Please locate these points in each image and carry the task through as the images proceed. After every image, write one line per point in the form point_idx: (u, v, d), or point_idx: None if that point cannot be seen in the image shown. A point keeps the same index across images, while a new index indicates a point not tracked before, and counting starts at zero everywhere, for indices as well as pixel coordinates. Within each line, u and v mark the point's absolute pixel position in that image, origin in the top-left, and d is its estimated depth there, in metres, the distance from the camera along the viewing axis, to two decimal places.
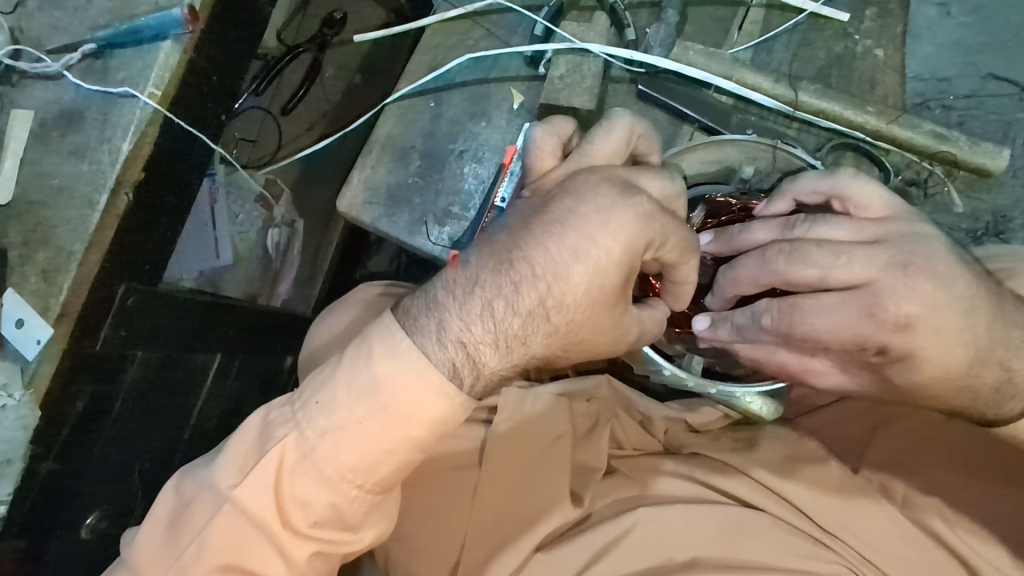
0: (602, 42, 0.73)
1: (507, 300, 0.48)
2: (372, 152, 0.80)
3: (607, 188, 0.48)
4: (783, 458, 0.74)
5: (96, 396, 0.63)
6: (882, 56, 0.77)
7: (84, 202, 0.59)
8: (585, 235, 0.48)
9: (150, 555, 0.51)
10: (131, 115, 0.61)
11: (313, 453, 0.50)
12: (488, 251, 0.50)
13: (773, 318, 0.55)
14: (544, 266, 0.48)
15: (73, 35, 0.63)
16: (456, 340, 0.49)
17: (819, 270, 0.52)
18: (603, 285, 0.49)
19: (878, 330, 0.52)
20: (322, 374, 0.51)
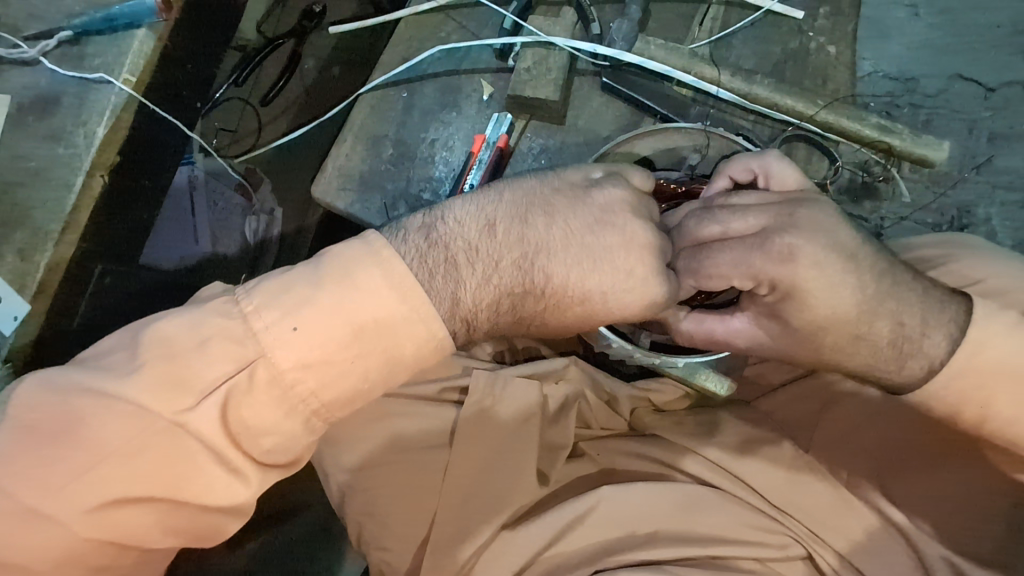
0: (567, 37, 0.76)
1: (512, 298, 0.54)
2: (347, 140, 0.82)
3: (650, 256, 0.53)
4: (737, 439, 0.77)
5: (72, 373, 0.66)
6: (834, 53, 0.81)
7: (61, 184, 0.61)
8: (599, 288, 0.53)
9: (43, 470, 0.45)
10: (107, 99, 0.63)
11: (284, 378, 0.49)
12: (522, 247, 0.53)
13: (683, 265, 0.55)
14: (555, 294, 0.54)
15: (49, 22, 0.64)
16: (463, 316, 0.52)
17: (721, 225, 0.53)
18: (581, 325, 0.56)
19: (766, 268, 0.51)
20: (297, 298, 0.49)
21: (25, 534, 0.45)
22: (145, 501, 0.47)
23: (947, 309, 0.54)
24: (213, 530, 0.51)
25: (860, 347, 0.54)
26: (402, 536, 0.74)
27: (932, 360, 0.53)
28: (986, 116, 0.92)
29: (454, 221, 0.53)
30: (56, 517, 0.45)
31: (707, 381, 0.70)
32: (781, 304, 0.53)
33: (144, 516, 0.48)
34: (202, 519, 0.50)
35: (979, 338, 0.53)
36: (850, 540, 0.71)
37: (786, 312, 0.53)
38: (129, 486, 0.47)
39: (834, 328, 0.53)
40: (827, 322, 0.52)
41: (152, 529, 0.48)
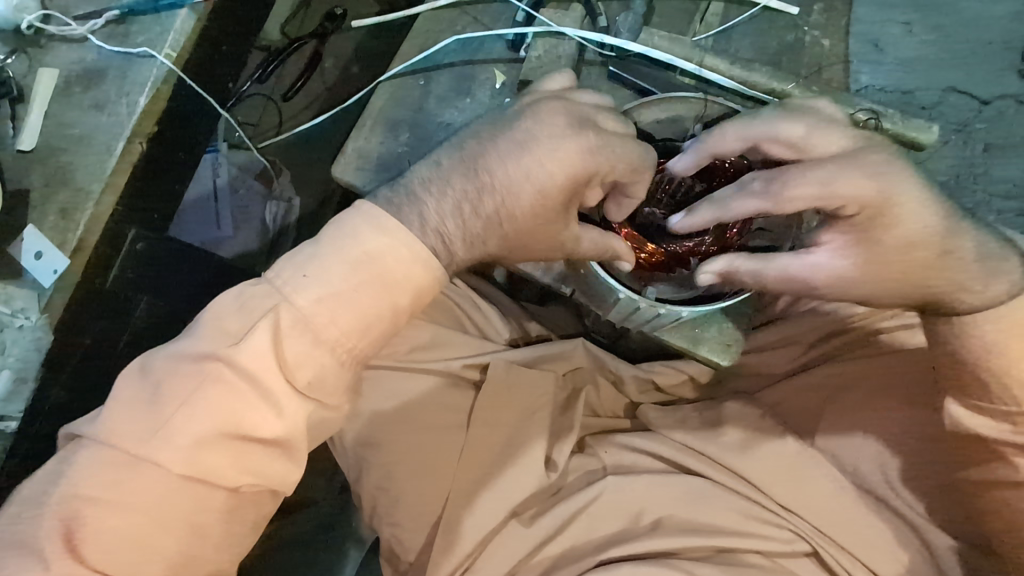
0: (576, 27, 0.82)
1: (471, 202, 0.56)
2: (366, 125, 0.87)
3: (562, 117, 0.56)
4: (741, 437, 0.78)
5: (102, 331, 0.70)
6: (828, 46, 0.85)
7: (103, 148, 0.66)
8: (535, 157, 0.55)
9: (124, 428, 0.50)
10: (149, 71, 0.67)
11: (312, 318, 0.52)
12: (461, 156, 0.57)
13: (762, 183, 0.59)
14: (502, 181, 0.56)
15: (97, 4, 0.70)
16: (435, 231, 0.55)
17: (805, 129, 0.60)
18: (548, 200, 0.57)
19: (873, 184, 0.58)
20: (322, 246, 0.53)
21: (108, 487, 0.49)
22: (214, 444, 0.51)
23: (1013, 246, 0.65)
24: (281, 480, 0.54)
25: (950, 262, 0.62)
26: (413, 515, 0.76)
27: (1014, 283, 0.63)
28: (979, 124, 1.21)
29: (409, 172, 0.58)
30: (131, 472, 0.50)
31: (709, 351, 0.72)
32: (870, 225, 0.60)
33: (219, 457, 0.51)
34: (271, 462, 0.53)
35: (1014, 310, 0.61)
36: (843, 522, 0.73)
37: (871, 232, 0.60)
38: (195, 429, 0.51)
39: (906, 250, 0.61)
40: (903, 244, 0.61)
41: (228, 470, 0.52)
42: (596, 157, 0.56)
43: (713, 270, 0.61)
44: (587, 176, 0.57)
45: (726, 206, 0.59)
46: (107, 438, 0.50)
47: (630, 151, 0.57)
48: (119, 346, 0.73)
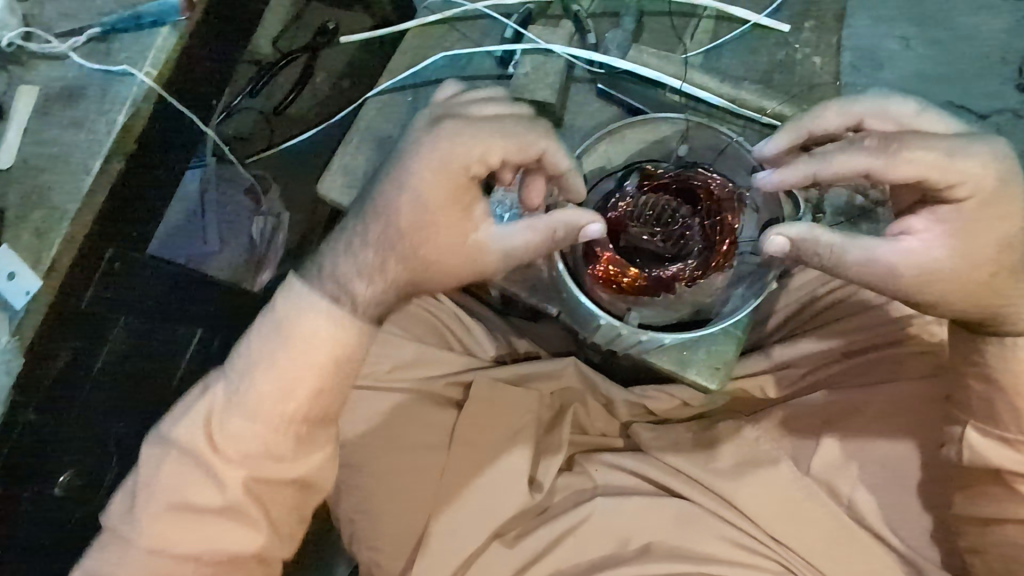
0: (565, 44, 0.81)
1: (362, 238, 0.60)
2: (352, 141, 0.85)
3: (419, 125, 0.59)
4: (735, 462, 0.78)
5: (77, 352, 0.70)
6: (819, 63, 0.85)
7: (79, 167, 0.64)
8: (402, 168, 0.58)
9: (116, 513, 0.60)
10: (129, 90, 0.67)
11: (238, 394, 0.60)
12: (356, 204, 0.63)
13: (874, 142, 0.57)
14: (381, 206, 0.59)
15: (80, 22, 0.69)
16: (331, 277, 0.60)
17: (915, 108, 0.60)
18: (427, 203, 0.58)
19: (985, 166, 0.57)
20: (252, 334, 0.60)
21: (106, 560, 0.59)
22: (178, 518, 0.59)
23: None
24: (247, 549, 0.60)
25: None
26: (393, 539, 0.75)
27: None
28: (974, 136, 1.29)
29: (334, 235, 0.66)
30: (121, 549, 0.59)
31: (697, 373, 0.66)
32: (969, 214, 0.59)
33: (183, 531, 0.59)
34: (226, 531, 0.59)
35: None
36: (836, 551, 0.73)
37: (970, 222, 0.59)
38: (157, 506, 0.59)
39: (997, 248, 0.60)
40: (996, 242, 0.60)
41: (192, 541, 0.59)
42: (463, 150, 0.57)
43: (791, 233, 0.60)
44: (465, 173, 0.57)
45: (830, 162, 0.58)
46: (109, 520, 0.61)
47: (499, 134, 0.57)
48: (96, 367, 0.74)
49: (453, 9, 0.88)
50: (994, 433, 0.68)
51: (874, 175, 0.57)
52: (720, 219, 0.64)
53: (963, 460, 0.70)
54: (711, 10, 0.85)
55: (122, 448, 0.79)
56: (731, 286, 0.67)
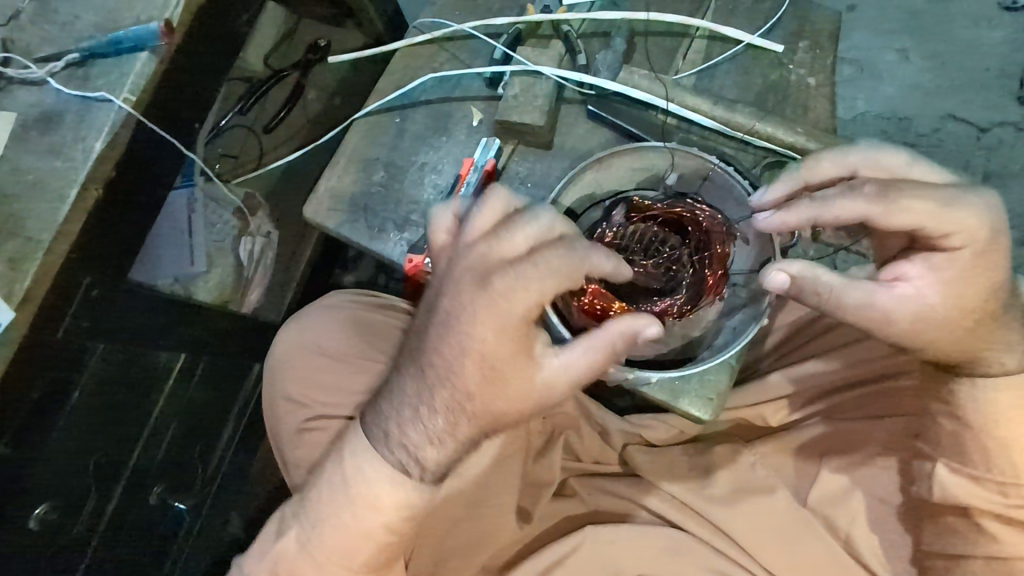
0: (553, 66, 0.79)
1: (427, 404, 0.58)
2: (339, 163, 0.84)
3: (466, 278, 0.55)
4: (730, 489, 0.76)
5: (53, 383, 0.68)
6: (813, 84, 0.83)
7: (55, 196, 0.63)
8: (463, 332, 0.55)
9: None
10: (107, 116, 0.65)
11: (308, 547, 0.64)
12: (411, 362, 0.59)
13: (871, 189, 0.56)
14: (443, 370, 0.57)
15: (60, 47, 0.68)
16: (401, 444, 0.60)
17: (908, 158, 0.60)
18: (496, 358, 0.56)
19: (980, 217, 0.56)
20: (317, 496, 0.63)
21: None
22: None
23: None
24: None
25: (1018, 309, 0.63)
26: None
27: None
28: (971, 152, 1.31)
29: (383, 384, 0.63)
30: None
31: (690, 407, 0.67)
32: (964, 263, 0.58)
33: None
34: None
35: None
36: None
37: (965, 271, 0.58)
38: None
39: (984, 295, 0.59)
40: (987, 292, 0.59)
41: None
42: (512, 301, 0.53)
43: (793, 271, 0.58)
44: (519, 319, 0.54)
45: (825, 210, 0.56)
46: None
47: (541, 271, 0.53)
48: (72, 400, 0.71)
49: (441, 29, 0.87)
50: (964, 470, 0.68)
51: (872, 222, 0.56)
52: (710, 251, 0.62)
53: (932, 495, 0.69)
54: (704, 31, 0.84)
55: (100, 475, 0.79)
56: (724, 317, 0.65)
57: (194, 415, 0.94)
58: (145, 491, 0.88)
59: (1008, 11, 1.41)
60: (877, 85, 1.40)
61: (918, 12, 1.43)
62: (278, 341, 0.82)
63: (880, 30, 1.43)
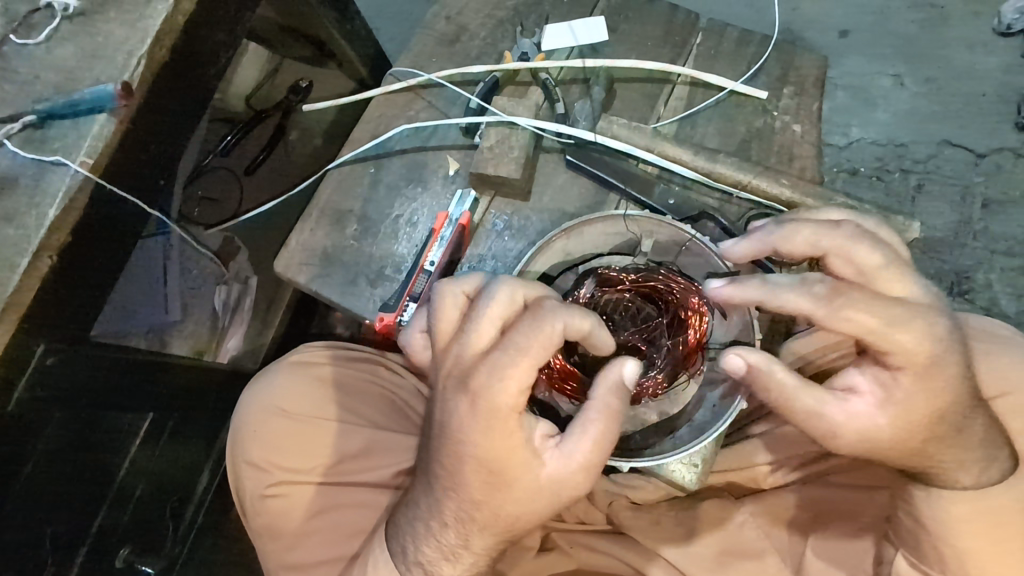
0: (530, 116, 0.76)
1: (438, 519, 0.58)
2: (311, 216, 0.82)
3: (449, 384, 0.54)
4: (716, 556, 0.72)
5: (6, 457, 0.65)
6: (799, 131, 0.81)
7: (5, 264, 0.61)
8: (457, 440, 0.54)
9: None
10: (61, 181, 0.63)
11: None
12: (420, 472, 0.60)
13: (825, 290, 0.52)
14: (448, 481, 0.56)
15: (17, 107, 0.66)
16: (414, 561, 0.61)
17: (881, 258, 0.53)
18: (491, 464, 0.54)
19: (927, 340, 0.53)
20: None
21: None
22: None
23: None
24: None
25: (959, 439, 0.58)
26: None
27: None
28: (971, 182, 1.31)
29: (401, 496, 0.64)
30: None
31: (676, 470, 0.67)
32: (910, 384, 0.54)
33: None
34: None
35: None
36: None
37: (911, 392, 0.55)
38: None
39: (930, 415, 0.55)
40: (933, 414, 0.56)
41: None
42: (490, 396, 0.51)
43: (752, 359, 0.54)
44: (506, 412, 0.52)
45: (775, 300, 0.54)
46: None
47: (512, 355, 0.50)
48: (26, 471, 0.68)
49: (418, 76, 0.85)
50: (922, 565, 0.65)
51: (814, 321, 0.53)
52: (684, 325, 0.61)
53: None
54: (686, 77, 0.82)
55: (58, 545, 0.76)
56: (705, 389, 0.62)
57: (163, 474, 0.91)
58: (109, 555, 0.84)
59: (1003, 36, 1.38)
60: (872, 111, 1.38)
61: (911, 38, 1.41)
62: (244, 407, 0.78)
63: (873, 56, 1.41)
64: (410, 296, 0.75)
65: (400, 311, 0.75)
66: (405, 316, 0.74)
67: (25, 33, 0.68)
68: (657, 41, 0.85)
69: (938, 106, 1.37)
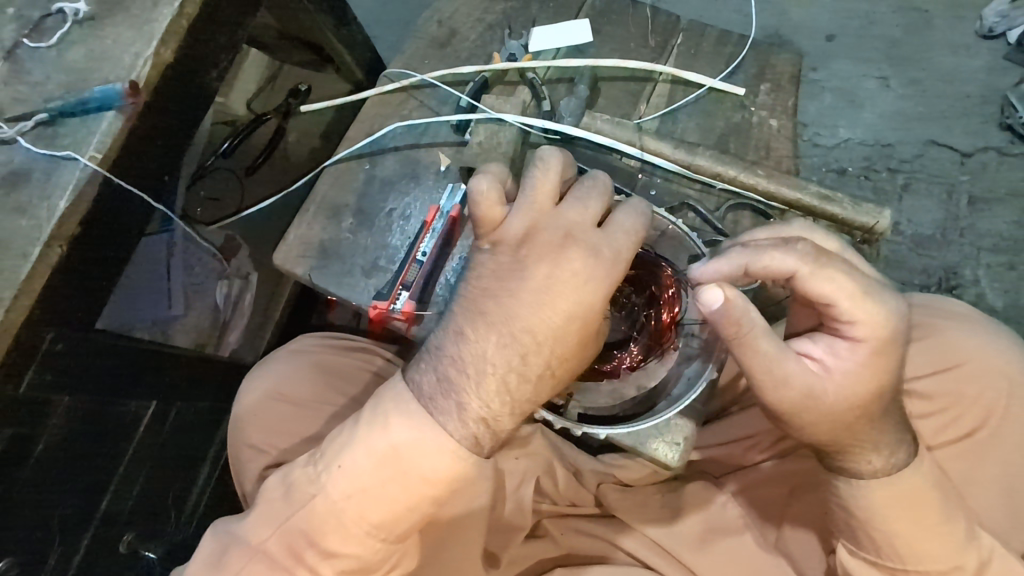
0: (517, 113, 0.79)
1: (519, 372, 0.57)
2: (309, 210, 0.85)
3: (567, 244, 0.57)
4: (701, 533, 0.75)
5: (16, 437, 0.68)
6: (775, 125, 0.85)
7: (18, 254, 0.64)
8: (565, 297, 0.57)
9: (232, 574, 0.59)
10: (72, 174, 0.67)
11: (340, 515, 0.59)
12: (491, 327, 0.57)
13: (805, 252, 0.56)
14: (541, 335, 0.57)
15: (30, 106, 0.70)
16: (475, 418, 0.57)
17: (836, 244, 0.60)
18: (590, 324, 0.58)
19: (891, 317, 0.57)
20: (358, 457, 0.58)
21: None
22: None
23: (1007, 357, 0.74)
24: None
25: (898, 406, 0.62)
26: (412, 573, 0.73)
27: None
28: (957, 180, 1.35)
29: (447, 357, 0.58)
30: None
31: (660, 449, 0.66)
32: (867, 357, 0.58)
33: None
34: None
35: (987, 440, 0.71)
36: None
37: (865, 365, 0.58)
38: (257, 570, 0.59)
39: (875, 389, 0.59)
40: (876, 391, 0.59)
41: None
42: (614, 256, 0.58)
43: (730, 293, 0.55)
44: (619, 280, 0.58)
45: (755, 263, 0.56)
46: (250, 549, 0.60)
47: (632, 237, 0.59)
48: (35, 452, 0.71)
49: (410, 78, 0.89)
50: (860, 553, 0.66)
51: (796, 280, 0.56)
52: (660, 304, 0.67)
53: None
54: (666, 75, 0.86)
55: (64, 527, 0.79)
56: (682, 365, 0.66)
57: (166, 462, 0.94)
58: (113, 541, 0.87)
59: (985, 38, 1.42)
60: (858, 112, 1.41)
61: (896, 41, 1.45)
62: (248, 389, 0.81)
63: (858, 59, 1.45)
64: (403, 284, 0.77)
65: (393, 299, 0.77)
66: (397, 304, 0.77)
67: (38, 37, 0.72)
68: (640, 42, 0.89)
69: (922, 106, 1.40)
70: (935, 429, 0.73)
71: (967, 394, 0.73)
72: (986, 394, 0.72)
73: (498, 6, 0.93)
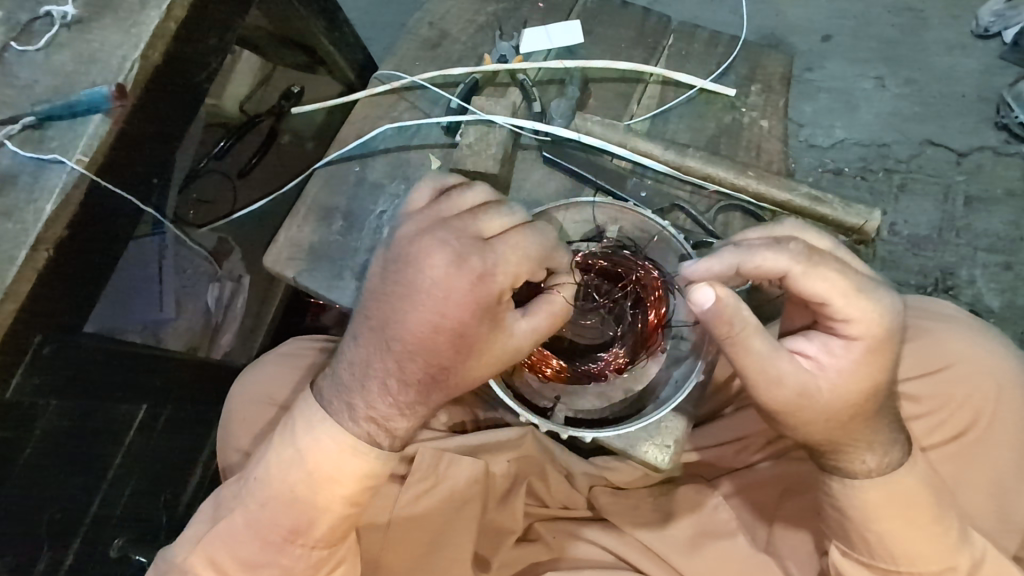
0: (506, 115, 0.79)
1: (395, 377, 0.57)
2: (299, 213, 0.85)
3: (437, 251, 0.55)
4: (691, 535, 0.75)
5: (4, 442, 0.67)
6: (766, 126, 0.84)
7: (4, 258, 0.64)
8: (433, 307, 0.55)
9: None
10: (58, 178, 0.67)
11: (258, 522, 0.62)
12: (371, 332, 0.57)
13: (798, 251, 0.55)
14: (413, 344, 0.56)
15: (17, 109, 0.70)
16: (366, 418, 0.59)
17: (829, 242, 0.60)
18: (466, 335, 0.56)
19: (885, 315, 0.57)
20: (271, 468, 0.61)
21: None
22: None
23: (997, 357, 0.74)
24: None
25: (888, 408, 0.61)
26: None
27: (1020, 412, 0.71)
28: (952, 180, 1.34)
29: (344, 359, 0.60)
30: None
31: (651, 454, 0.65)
32: (861, 355, 0.58)
33: None
34: None
35: (979, 441, 0.71)
36: None
37: (860, 363, 0.58)
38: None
39: (870, 389, 0.58)
40: (870, 390, 0.58)
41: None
42: (491, 278, 0.55)
43: (721, 292, 0.55)
44: (495, 295, 0.56)
45: (747, 263, 0.56)
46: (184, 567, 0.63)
47: (515, 254, 0.56)
48: (23, 456, 0.70)
49: (400, 80, 0.89)
50: (853, 554, 0.65)
51: (788, 279, 0.56)
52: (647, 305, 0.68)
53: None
54: (657, 76, 0.86)
55: (53, 531, 0.78)
56: (670, 368, 0.67)
57: (157, 465, 0.94)
58: (103, 544, 0.87)
59: (981, 38, 1.42)
60: (854, 113, 1.41)
61: (892, 41, 1.45)
62: (237, 391, 0.81)
63: (854, 59, 1.45)
64: None
65: None
66: None
67: (26, 40, 0.71)
68: (631, 43, 0.89)
69: (917, 105, 1.40)
70: (929, 430, 0.72)
71: (959, 395, 0.72)
72: (978, 394, 0.72)
73: (489, 7, 0.92)
